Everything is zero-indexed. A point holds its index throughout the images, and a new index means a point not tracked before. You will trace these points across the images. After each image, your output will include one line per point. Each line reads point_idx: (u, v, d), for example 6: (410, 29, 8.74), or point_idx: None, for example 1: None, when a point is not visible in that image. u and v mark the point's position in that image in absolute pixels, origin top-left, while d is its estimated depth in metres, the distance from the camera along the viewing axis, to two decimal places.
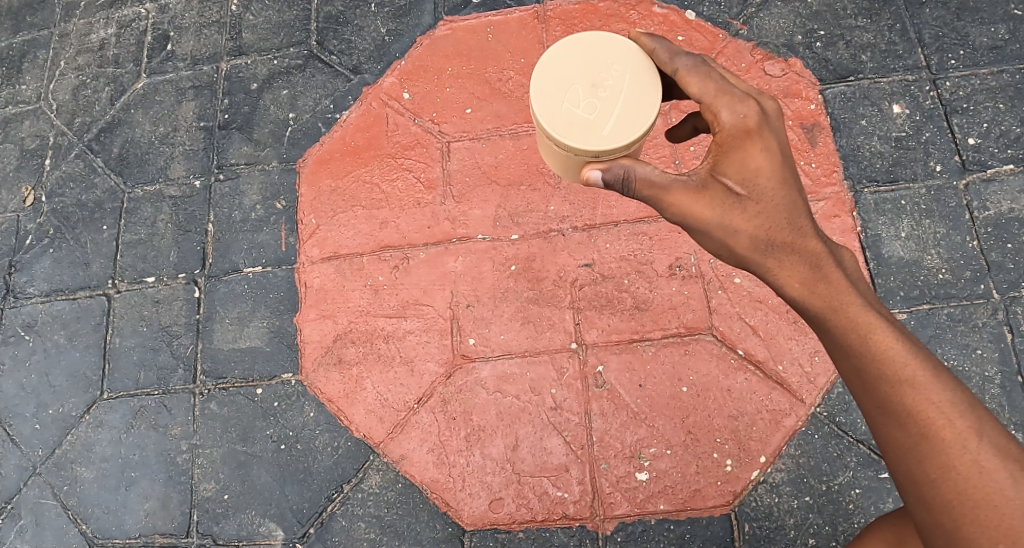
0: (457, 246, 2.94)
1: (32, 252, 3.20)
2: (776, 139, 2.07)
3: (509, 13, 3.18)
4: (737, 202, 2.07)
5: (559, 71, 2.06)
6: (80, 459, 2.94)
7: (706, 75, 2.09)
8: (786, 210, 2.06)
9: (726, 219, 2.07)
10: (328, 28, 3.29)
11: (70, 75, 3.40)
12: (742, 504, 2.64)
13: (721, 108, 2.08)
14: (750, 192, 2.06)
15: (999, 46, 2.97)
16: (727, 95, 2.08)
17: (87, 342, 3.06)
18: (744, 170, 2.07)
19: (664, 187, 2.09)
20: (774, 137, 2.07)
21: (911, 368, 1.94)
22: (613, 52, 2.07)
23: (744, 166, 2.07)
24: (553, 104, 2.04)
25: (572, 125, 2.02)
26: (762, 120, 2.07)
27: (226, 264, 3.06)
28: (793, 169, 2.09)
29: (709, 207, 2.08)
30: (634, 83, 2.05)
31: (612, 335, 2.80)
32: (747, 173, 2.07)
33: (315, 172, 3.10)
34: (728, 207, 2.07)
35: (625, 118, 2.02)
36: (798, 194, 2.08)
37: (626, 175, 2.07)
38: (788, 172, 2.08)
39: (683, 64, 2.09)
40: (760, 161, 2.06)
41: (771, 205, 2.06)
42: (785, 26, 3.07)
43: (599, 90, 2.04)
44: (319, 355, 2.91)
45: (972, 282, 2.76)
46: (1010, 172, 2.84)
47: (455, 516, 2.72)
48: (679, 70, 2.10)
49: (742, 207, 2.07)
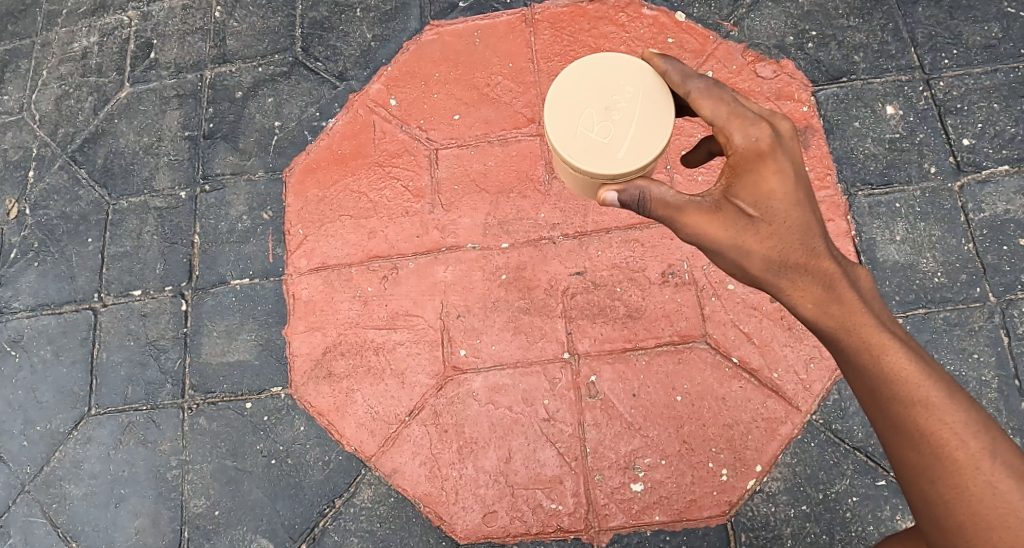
0: (447, 255, 2.90)
1: (17, 266, 3.15)
2: (791, 160, 2.04)
3: (497, 17, 3.13)
4: (751, 223, 2.03)
5: (572, 96, 2.05)
6: (68, 476, 2.90)
7: (719, 98, 2.06)
8: (800, 231, 2.02)
9: (740, 239, 2.04)
10: (314, 34, 3.24)
11: (53, 84, 3.35)
12: (738, 514, 2.61)
13: (734, 131, 2.05)
14: (763, 214, 2.03)
15: (992, 45, 2.93)
16: (739, 118, 2.05)
17: (74, 357, 3.02)
18: (757, 192, 2.03)
19: (679, 208, 2.06)
20: (789, 158, 2.03)
21: (924, 389, 1.90)
22: (629, 75, 2.06)
23: (757, 189, 2.03)
24: (568, 130, 2.03)
25: (587, 149, 2.01)
26: (775, 142, 2.04)
27: (213, 276, 3.02)
28: (808, 189, 2.05)
29: (722, 228, 2.05)
30: (646, 102, 2.04)
31: (604, 344, 2.77)
32: (760, 196, 2.03)
33: (302, 181, 3.06)
34: (741, 229, 2.04)
35: (641, 139, 2.01)
36: (812, 214, 2.04)
37: (643, 195, 2.05)
38: (802, 193, 2.04)
39: (696, 87, 2.06)
40: (774, 184, 2.03)
41: (785, 227, 2.02)
42: (776, 28, 3.02)
43: (612, 113, 2.03)
44: (309, 368, 2.88)
45: (968, 285, 2.73)
46: (1005, 173, 2.81)
47: (449, 530, 2.69)
48: (691, 93, 2.06)
49: (755, 229, 2.03)
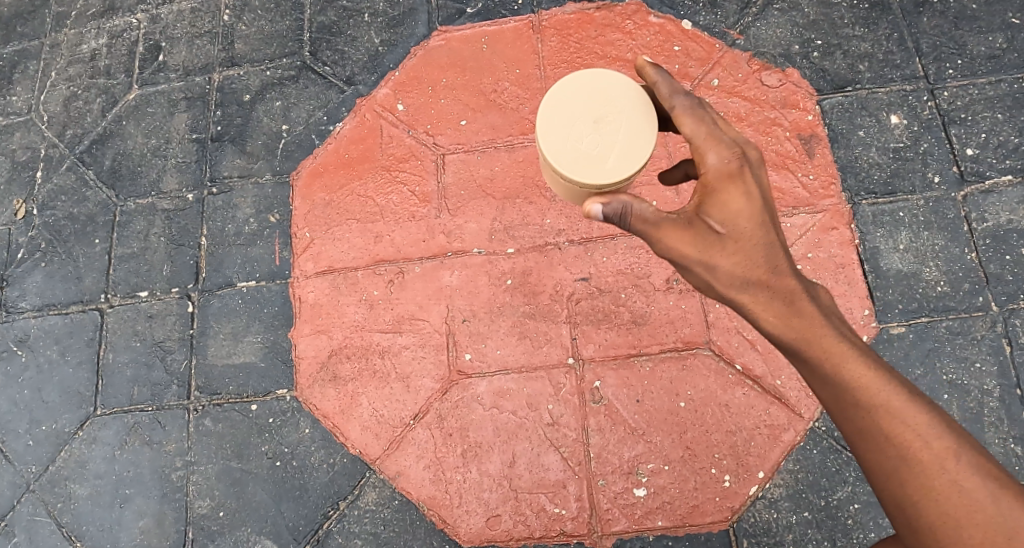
0: (453, 260, 2.91)
1: (25, 266, 3.17)
2: (756, 182, 2.08)
3: (504, 23, 3.15)
4: (719, 240, 2.05)
5: (563, 108, 2.06)
6: (73, 475, 2.92)
7: (699, 117, 2.09)
8: (764, 248, 2.05)
9: (707, 256, 2.07)
10: (322, 38, 3.26)
11: (62, 86, 3.37)
12: (741, 520, 2.63)
13: (707, 152, 2.08)
14: (730, 231, 2.06)
15: (996, 55, 2.95)
16: (712, 139, 2.09)
17: (80, 358, 3.03)
18: (725, 211, 2.06)
19: (657, 224, 2.08)
20: (755, 179, 2.08)
21: (887, 395, 1.92)
22: (621, 84, 2.07)
23: (725, 208, 2.06)
24: (558, 140, 2.04)
25: (577, 160, 2.03)
26: (744, 165, 2.08)
27: (220, 278, 3.03)
28: (773, 210, 2.09)
29: (691, 244, 2.07)
30: (634, 115, 2.06)
31: (609, 350, 2.78)
32: (728, 214, 2.06)
33: (309, 184, 3.07)
34: (709, 246, 2.06)
35: (632, 145, 2.03)
36: (776, 234, 2.07)
37: (625, 209, 2.07)
38: (764, 210, 2.07)
39: (680, 103, 2.10)
40: (741, 204, 2.06)
41: (751, 244, 2.05)
42: (782, 36, 3.04)
43: (601, 125, 2.04)
44: (315, 371, 2.89)
45: (970, 294, 2.74)
46: (1008, 184, 2.83)
47: (453, 533, 2.71)
48: (675, 108, 2.10)
49: (722, 245, 2.05)
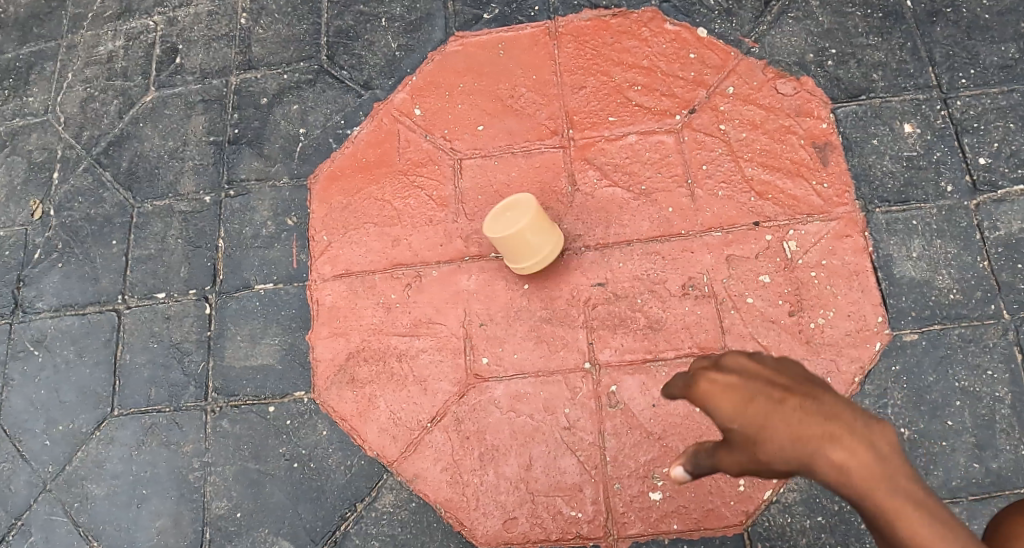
0: (470, 264, 2.94)
1: (41, 266, 3.19)
2: (775, 361, 1.88)
3: (521, 29, 3.18)
4: (752, 424, 1.81)
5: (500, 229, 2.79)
6: (91, 475, 2.94)
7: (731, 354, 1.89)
8: (805, 411, 1.79)
9: (746, 438, 1.82)
10: (339, 43, 3.28)
11: (78, 87, 3.39)
12: (756, 524, 2.66)
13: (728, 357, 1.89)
14: (766, 415, 1.80)
15: (1009, 65, 2.98)
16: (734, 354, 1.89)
17: (97, 358, 3.05)
18: (753, 385, 1.83)
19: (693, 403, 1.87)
20: (774, 360, 1.88)
21: None
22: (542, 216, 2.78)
23: (752, 380, 1.84)
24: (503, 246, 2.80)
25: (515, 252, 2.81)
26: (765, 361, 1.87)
27: (237, 280, 3.05)
28: (798, 365, 1.86)
29: (730, 420, 1.83)
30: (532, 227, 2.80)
31: (625, 355, 2.81)
32: (757, 389, 1.82)
33: (327, 188, 3.09)
34: (745, 428, 1.82)
35: (543, 250, 2.81)
36: (812, 398, 1.81)
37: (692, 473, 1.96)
38: (763, 381, 1.84)
39: (698, 361, 1.94)
40: (769, 382, 1.83)
41: (790, 418, 1.79)
42: (796, 45, 3.07)
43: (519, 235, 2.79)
44: (332, 374, 2.92)
45: (983, 302, 2.77)
46: (1020, 193, 2.85)
47: (469, 535, 2.73)
48: (689, 388, 1.88)
49: (758, 427, 1.80)
